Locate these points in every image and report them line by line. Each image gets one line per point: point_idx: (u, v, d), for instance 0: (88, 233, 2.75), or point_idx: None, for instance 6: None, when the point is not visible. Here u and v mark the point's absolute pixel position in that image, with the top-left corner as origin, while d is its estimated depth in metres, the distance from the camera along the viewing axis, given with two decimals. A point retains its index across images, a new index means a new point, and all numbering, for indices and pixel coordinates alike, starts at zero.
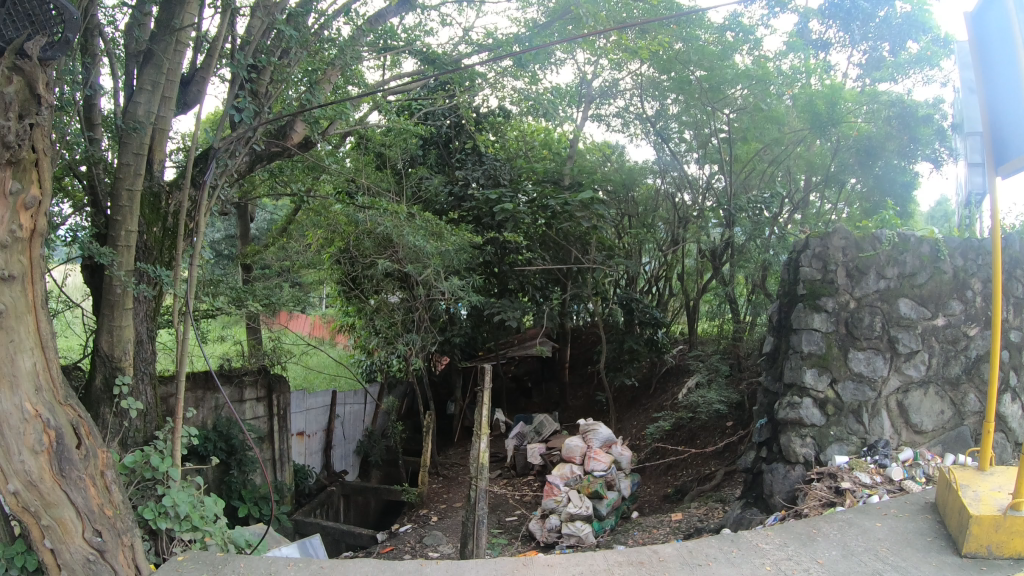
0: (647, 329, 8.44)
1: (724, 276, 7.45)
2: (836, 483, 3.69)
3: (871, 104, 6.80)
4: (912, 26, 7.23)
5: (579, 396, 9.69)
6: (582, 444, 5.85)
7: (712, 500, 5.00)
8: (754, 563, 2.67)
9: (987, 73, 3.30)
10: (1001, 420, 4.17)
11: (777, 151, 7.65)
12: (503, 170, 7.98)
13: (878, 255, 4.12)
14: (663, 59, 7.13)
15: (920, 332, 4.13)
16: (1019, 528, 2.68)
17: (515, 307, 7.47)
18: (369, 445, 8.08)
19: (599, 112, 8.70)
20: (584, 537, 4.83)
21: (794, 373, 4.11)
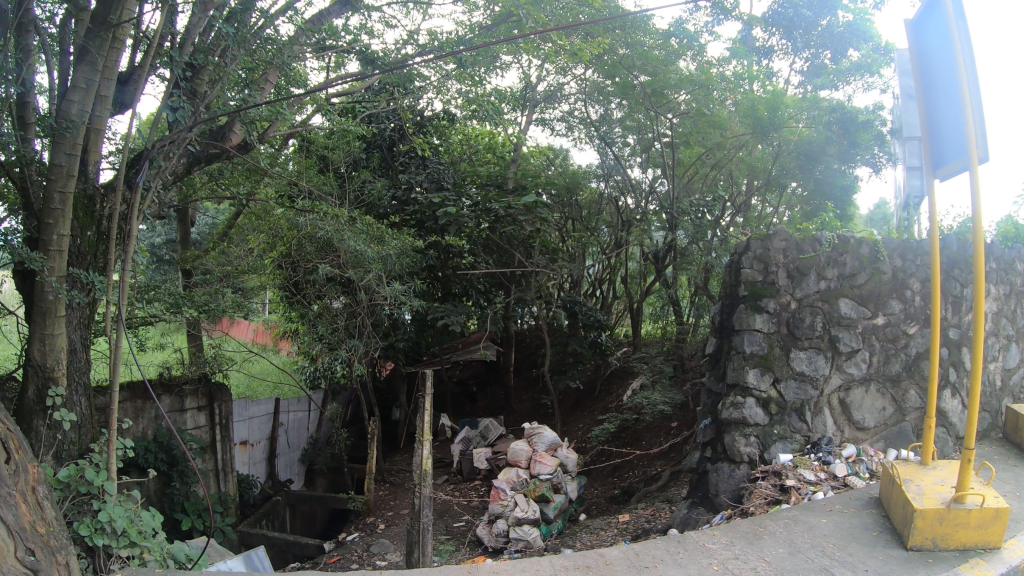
0: (591, 332, 8.42)
1: (666, 279, 7.53)
2: (780, 481, 3.75)
3: (812, 110, 6.93)
4: (854, 34, 7.45)
5: (525, 399, 9.69)
6: (528, 448, 5.85)
7: (658, 501, 5.00)
8: (701, 564, 2.67)
9: (926, 77, 3.37)
10: (941, 415, 4.28)
11: (718, 156, 7.76)
12: (447, 174, 7.77)
13: (818, 256, 4.17)
14: (608, 63, 7.19)
15: (860, 331, 4.20)
16: (961, 520, 2.78)
17: (459, 312, 7.40)
18: (313, 452, 7.91)
19: (544, 116, 8.86)
20: (533, 541, 4.80)
21: (737, 373, 4.16)
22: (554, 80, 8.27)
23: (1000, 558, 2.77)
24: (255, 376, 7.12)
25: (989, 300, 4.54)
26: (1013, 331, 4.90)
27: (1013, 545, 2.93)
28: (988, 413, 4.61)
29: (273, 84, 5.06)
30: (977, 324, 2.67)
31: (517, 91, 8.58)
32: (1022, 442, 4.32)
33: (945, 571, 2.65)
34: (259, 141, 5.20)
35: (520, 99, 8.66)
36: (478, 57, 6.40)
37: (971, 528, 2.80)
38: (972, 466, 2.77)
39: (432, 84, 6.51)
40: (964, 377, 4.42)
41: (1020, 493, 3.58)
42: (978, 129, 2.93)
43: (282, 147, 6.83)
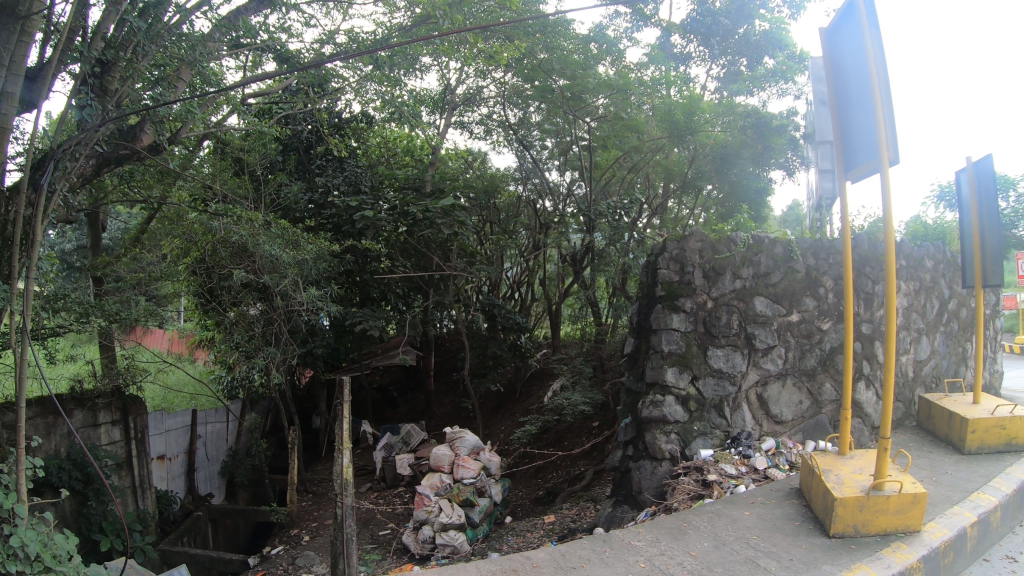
0: (511, 334, 8.20)
1: (584, 280, 7.72)
2: (702, 476, 3.79)
3: (727, 116, 7.19)
4: (769, 43, 8.49)
5: (444, 404, 9.44)
6: (450, 452, 5.69)
7: (583, 500, 5.02)
8: (628, 561, 2.67)
9: (838, 84, 3.44)
10: (856, 406, 4.42)
11: (636, 159, 8.10)
12: (364, 177, 7.50)
13: (733, 256, 4.27)
14: (528, 65, 7.30)
15: (775, 328, 4.32)
16: (880, 506, 2.86)
17: (377, 317, 7.17)
18: (233, 465, 7.45)
19: (462, 120, 8.71)
20: (460, 546, 4.74)
21: (655, 372, 4.14)
22: (473, 84, 8.24)
23: (918, 540, 2.87)
24: (170, 387, 6.81)
25: (898, 294, 4.75)
26: (922, 324, 5.11)
27: (930, 527, 3.04)
28: (901, 403, 4.81)
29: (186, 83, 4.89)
30: (887, 318, 2.73)
31: (436, 94, 8.52)
32: (933, 428, 4.53)
33: (868, 556, 2.72)
34: (171, 143, 4.99)
35: (438, 102, 8.53)
36: (398, 59, 6.36)
37: (891, 514, 2.88)
38: (888, 455, 2.85)
39: (352, 86, 6.36)
40: (878, 370, 4.58)
41: (932, 477, 3.73)
42: (889, 132, 2.98)
43: (195, 147, 6.47)
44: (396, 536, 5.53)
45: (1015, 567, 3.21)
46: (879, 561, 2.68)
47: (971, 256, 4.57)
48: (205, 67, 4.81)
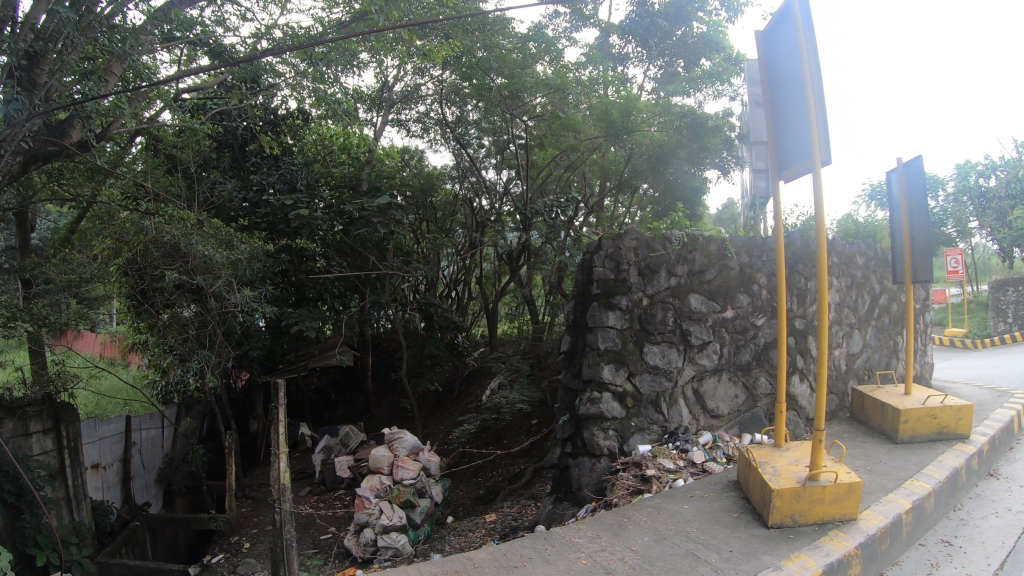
0: (447, 333, 8.24)
1: (521, 278, 7.87)
2: (641, 471, 3.82)
3: (663, 116, 7.59)
4: (706, 45, 9.31)
5: (382, 404, 9.30)
6: (389, 454, 5.74)
7: (524, 498, 5.06)
8: (569, 558, 2.69)
9: (773, 87, 3.49)
10: (791, 399, 4.53)
11: (573, 158, 8.31)
12: (300, 174, 7.07)
13: (668, 255, 4.34)
14: (465, 64, 7.11)
15: (710, 324, 4.42)
16: (815, 496, 2.93)
17: (313, 317, 7.01)
18: (169, 472, 7.32)
19: (400, 117, 8.66)
20: (402, 547, 4.73)
21: (592, 369, 4.18)
22: (410, 81, 8.13)
23: (855, 528, 2.95)
24: (102, 393, 6.56)
25: (830, 291, 4.89)
26: (854, 319, 5.26)
27: (866, 515, 3.13)
28: (835, 395, 4.95)
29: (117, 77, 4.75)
30: (820, 312, 2.80)
31: (372, 92, 8.43)
32: (867, 419, 4.68)
33: (806, 545, 2.78)
34: (100, 139, 4.82)
35: (375, 99, 8.48)
36: (335, 56, 6.29)
37: (827, 503, 2.95)
38: (822, 446, 2.93)
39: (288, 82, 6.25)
40: (812, 364, 4.70)
41: (866, 466, 3.85)
42: (821, 132, 3.04)
43: (129, 144, 6.39)
44: (337, 540, 5.49)
45: (949, 550, 3.33)
46: (817, 549, 2.74)
47: (902, 254, 4.71)
48: (136, 62, 4.66)
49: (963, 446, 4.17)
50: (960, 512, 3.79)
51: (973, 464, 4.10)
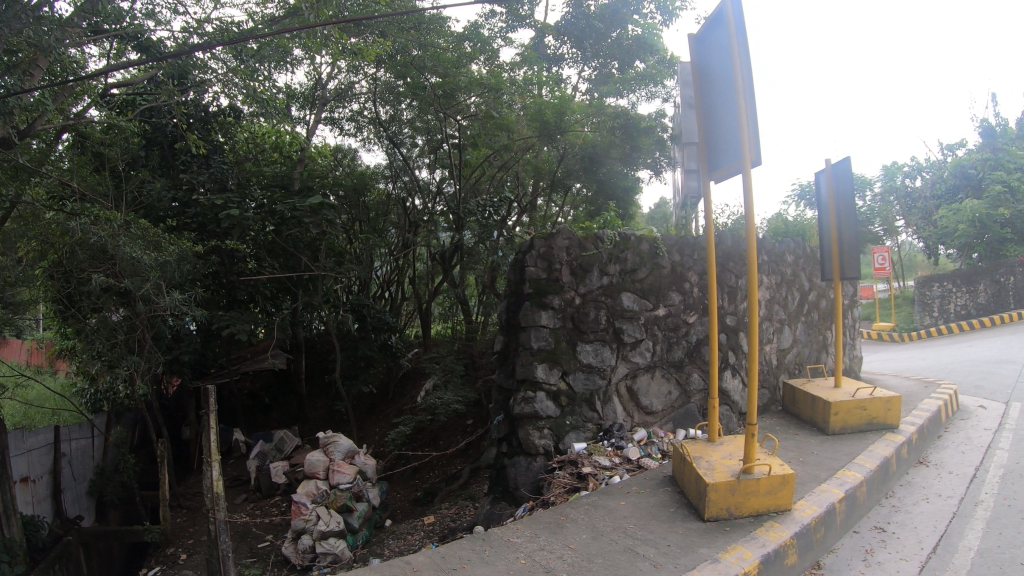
0: (381, 334, 8.29)
1: (454, 278, 8.01)
2: (577, 469, 3.86)
3: (597, 117, 7.81)
4: (642, 46, 9.60)
5: (318, 407, 9.19)
6: (325, 458, 5.64)
7: (461, 499, 5.05)
8: (508, 559, 2.69)
9: (705, 89, 3.54)
10: (723, 395, 4.60)
11: (506, 157, 8.36)
12: (231, 173, 6.89)
13: (599, 254, 4.40)
14: (399, 62, 7.20)
15: (642, 322, 4.49)
16: (749, 489, 3.00)
17: (245, 319, 6.84)
18: (101, 483, 7.01)
19: (333, 116, 8.51)
20: (341, 553, 4.67)
21: (525, 369, 4.18)
22: (344, 79, 7.97)
23: (790, 518, 3.03)
24: (30, 402, 6.32)
25: (759, 288, 5.02)
26: (784, 315, 5.40)
27: (800, 505, 3.21)
28: (768, 390, 5.09)
29: (43, 70, 4.64)
30: (751, 309, 2.86)
31: (305, 89, 8.32)
32: (799, 412, 4.83)
33: (743, 537, 2.84)
34: (23, 136, 4.67)
35: (308, 97, 8.15)
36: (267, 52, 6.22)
37: (762, 495, 3.02)
38: (754, 440, 3.00)
39: (217, 77, 5.96)
40: (743, 359, 4.81)
41: (799, 458, 3.96)
42: (752, 133, 3.11)
43: (54, 142, 5.66)
44: (275, 547, 5.39)
45: (882, 536, 3.43)
46: (754, 540, 2.80)
47: (831, 251, 4.87)
48: (61, 56, 4.56)
49: (893, 436, 4.32)
50: (893, 499, 3.92)
51: (903, 453, 4.26)
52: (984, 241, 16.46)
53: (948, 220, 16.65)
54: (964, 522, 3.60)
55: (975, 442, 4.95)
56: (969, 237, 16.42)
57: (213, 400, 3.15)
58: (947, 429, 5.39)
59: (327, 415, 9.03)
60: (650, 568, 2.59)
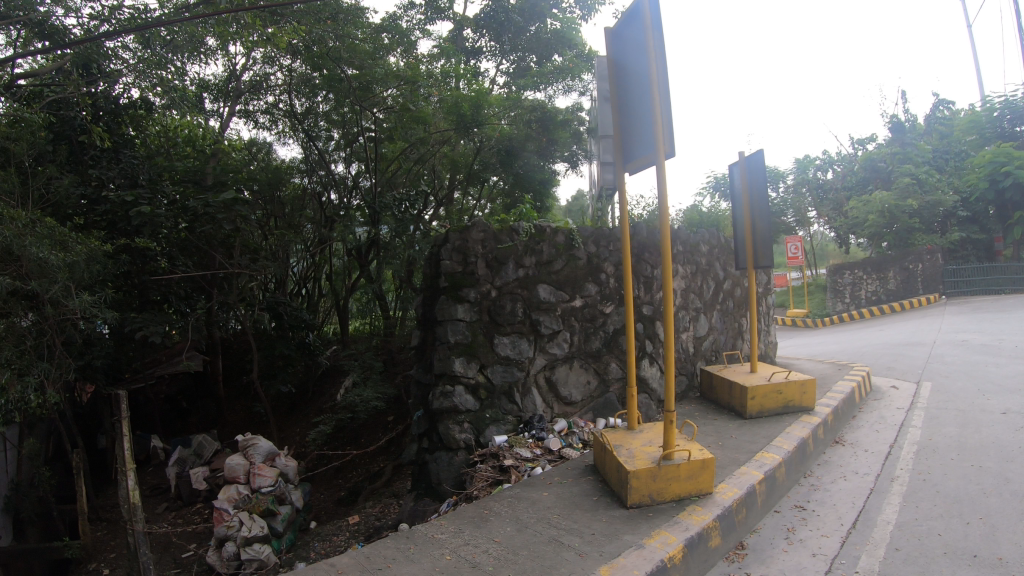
0: (298, 332, 8.33)
1: (370, 273, 7.85)
2: (499, 462, 3.89)
3: (514, 110, 8.25)
4: (559, 40, 10.09)
5: (237, 409, 8.99)
6: (245, 461, 5.33)
7: (386, 497, 5.17)
8: (434, 556, 2.69)
9: (622, 83, 3.64)
10: (642, 383, 4.78)
11: (423, 151, 8.33)
12: (141, 167, 6.32)
13: (515, 246, 4.44)
14: (316, 53, 7.11)
15: (559, 314, 4.60)
16: (670, 474, 3.08)
17: (158, 321, 6.45)
18: (15, 499, 6.58)
19: (247, 109, 8.44)
20: (266, 558, 4.45)
21: (443, 363, 4.21)
22: (259, 70, 8.11)
23: (711, 501, 3.12)
24: None
25: (674, 278, 5.18)
26: (700, 304, 5.57)
27: (722, 488, 3.31)
28: (685, 376, 5.27)
29: None
30: (666, 297, 2.97)
31: (219, 80, 8.35)
32: (717, 398, 5.00)
33: (666, 522, 2.91)
34: None
35: (223, 88, 8.39)
36: (180, 41, 6.35)
37: (683, 480, 3.11)
38: (673, 426, 3.10)
39: (128, 68, 6.11)
40: (660, 347, 4.98)
41: (718, 442, 4.08)
42: (667, 128, 3.27)
43: None
44: (201, 556, 5.25)
45: (802, 514, 3.57)
46: (677, 525, 2.88)
47: (745, 241, 5.09)
48: None
49: (809, 417, 4.51)
50: (812, 478, 4.08)
51: (819, 433, 4.45)
52: (893, 232, 17.36)
53: (857, 211, 17.49)
54: (881, 497, 3.77)
55: (888, 420, 5.20)
56: (878, 226, 17.18)
57: (126, 414, 3.89)
58: (861, 409, 5.64)
59: (250, 417, 8.80)
60: (575, 558, 2.63)
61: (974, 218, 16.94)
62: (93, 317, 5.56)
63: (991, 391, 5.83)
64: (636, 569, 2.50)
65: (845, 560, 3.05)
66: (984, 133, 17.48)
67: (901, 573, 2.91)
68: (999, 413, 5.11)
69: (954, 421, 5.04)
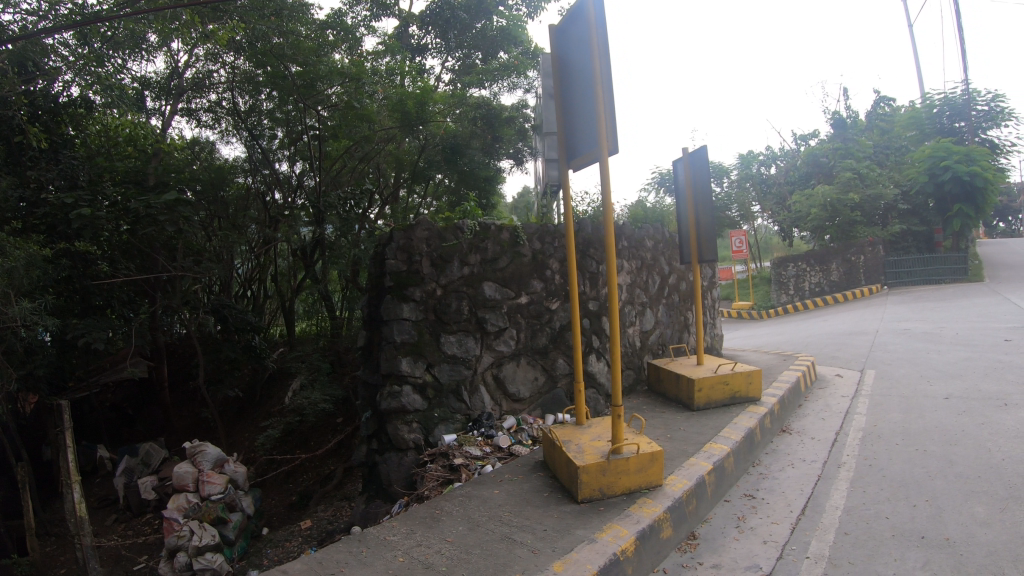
0: (245, 334, 7.95)
1: (316, 273, 7.75)
2: (449, 461, 3.89)
3: (459, 107, 8.27)
4: (505, 37, 10.18)
5: (185, 416, 8.80)
6: (194, 469, 5.20)
7: (336, 500, 5.27)
8: (387, 558, 2.69)
9: (566, 79, 3.69)
10: (589, 378, 4.87)
11: (367, 149, 8.19)
12: (81, 168, 6.00)
13: (459, 244, 4.46)
14: (260, 50, 7.05)
15: (505, 311, 4.62)
16: (619, 468, 3.12)
17: (102, 327, 6.23)
18: None
19: (189, 106, 8.18)
20: (220, 567, 4.48)
21: (390, 363, 4.19)
22: (202, 67, 7.85)
23: (662, 493, 3.18)
24: None
25: (620, 274, 5.25)
26: (646, 298, 5.66)
27: (672, 480, 3.37)
28: (632, 370, 5.37)
29: None
30: (610, 291, 3.02)
31: (160, 78, 8.02)
32: (664, 392, 5.09)
33: (618, 515, 2.95)
34: None
35: (163, 87, 8.04)
36: (120, 38, 6.55)
37: (632, 473, 3.16)
38: (621, 420, 3.14)
39: (68, 64, 5.97)
40: (606, 342, 5.07)
41: (667, 435, 4.15)
42: (611, 124, 3.34)
43: None
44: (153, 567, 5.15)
45: (752, 503, 3.65)
46: (629, 518, 2.92)
47: (690, 237, 5.20)
48: None
49: (755, 408, 4.62)
50: (761, 467, 4.17)
51: (766, 423, 4.55)
52: (835, 224, 17.47)
53: (799, 205, 17.91)
54: (828, 483, 3.88)
55: (833, 408, 5.36)
56: (819, 220, 17.39)
57: (66, 419, 4.54)
58: (807, 398, 5.80)
59: (198, 424, 8.60)
60: (528, 554, 2.65)
61: (914, 211, 17.66)
62: (34, 324, 5.36)
63: (930, 377, 6.05)
64: (590, 564, 2.53)
65: (796, 546, 3.13)
66: (922, 129, 18.35)
67: (851, 556, 3.00)
68: (941, 399, 5.30)
69: (898, 407, 5.22)
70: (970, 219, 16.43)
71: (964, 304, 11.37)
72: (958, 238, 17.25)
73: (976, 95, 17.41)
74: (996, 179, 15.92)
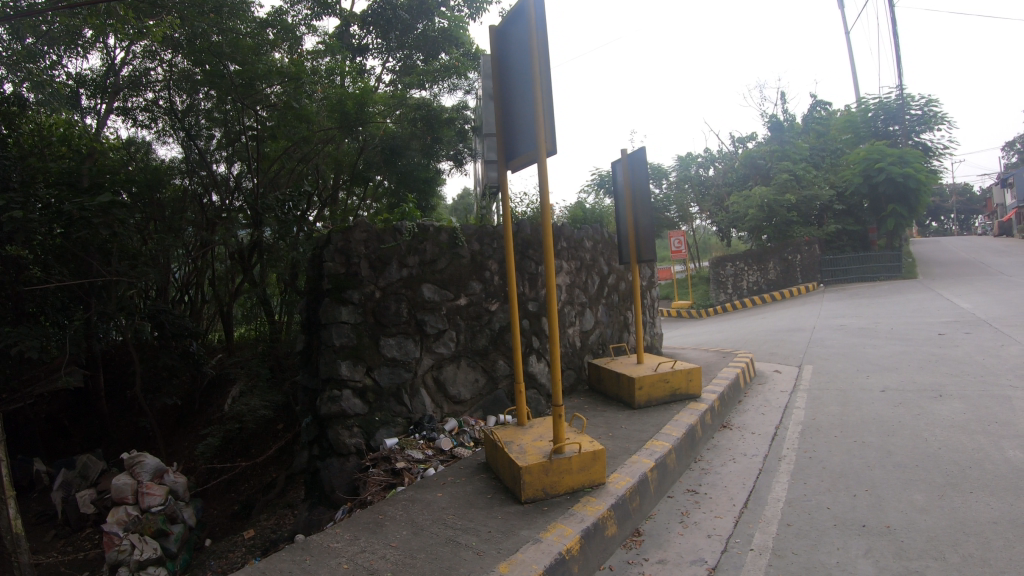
0: (182, 341, 7.98)
1: (253, 277, 7.63)
2: (391, 465, 3.89)
3: (399, 107, 8.37)
4: (447, 38, 10.18)
5: (123, 426, 8.52)
6: (132, 480, 5.00)
7: (279, 508, 5.20)
8: (331, 565, 2.66)
9: (506, 80, 3.69)
10: (530, 378, 4.94)
11: (305, 151, 8.10)
12: (13, 168, 5.69)
13: (398, 246, 4.45)
14: (198, 46, 6.86)
15: (444, 313, 4.64)
16: (559, 467, 3.16)
17: (35, 335, 6.00)
18: None
19: (125, 105, 8.03)
20: None
21: (329, 367, 4.13)
22: (138, 65, 7.81)
23: (603, 491, 3.23)
24: None
25: (560, 275, 5.32)
26: (586, 299, 5.73)
27: (614, 477, 3.43)
28: (573, 370, 5.44)
29: None
30: (547, 291, 3.07)
31: (96, 75, 7.84)
32: (605, 390, 5.18)
33: (562, 514, 2.99)
34: None
35: (99, 85, 7.84)
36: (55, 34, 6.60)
37: (574, 472, 3.20)
38: (561, 420, 3.19)
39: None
40: (546, 342, 5.14)
41: (608, 433, 4.21)
42: (549, 128, 3.36)
43: None
44: None
45: (694, 497, 3.73)
46: (573, 517, 2.95)
47: (628, 237, 5.31)
48: None
49: (696, 404, 4.74)
50: (702, 462, 4.26)
51: (706, 419, 4.67)
52: (772, 224, 17.99)
53: (738, 206, 18.34)
54: (770, 476, 3.99)
55: (772, 403, 5.52)
56: (757, 220, 17.85)
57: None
58: (747, 394, 5.95)
59: (138, 434, 8.34)
60: (473, 556, 2.67)
61: (850, 212, 18.52)
62: None
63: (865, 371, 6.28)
64: (535, 564, 2.55)
65: (740, 539, 3.21)
66: (857, 132, 19.14)
67: (795, 547, 3.09)
68: (877, 392, 5.50)
69: (835, 401, 5.40)
70: (904, 219, 17.15)
71: (899, 300, 11.80)
72: (892, 237, 17.97)
73: (911, 100, 18.14)
74: (930, 180, 16.60)
